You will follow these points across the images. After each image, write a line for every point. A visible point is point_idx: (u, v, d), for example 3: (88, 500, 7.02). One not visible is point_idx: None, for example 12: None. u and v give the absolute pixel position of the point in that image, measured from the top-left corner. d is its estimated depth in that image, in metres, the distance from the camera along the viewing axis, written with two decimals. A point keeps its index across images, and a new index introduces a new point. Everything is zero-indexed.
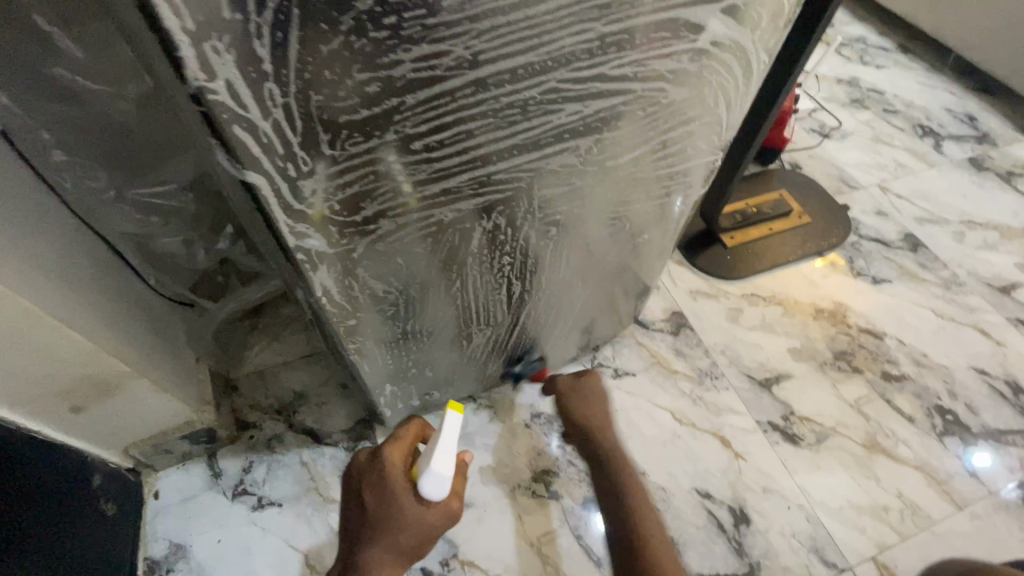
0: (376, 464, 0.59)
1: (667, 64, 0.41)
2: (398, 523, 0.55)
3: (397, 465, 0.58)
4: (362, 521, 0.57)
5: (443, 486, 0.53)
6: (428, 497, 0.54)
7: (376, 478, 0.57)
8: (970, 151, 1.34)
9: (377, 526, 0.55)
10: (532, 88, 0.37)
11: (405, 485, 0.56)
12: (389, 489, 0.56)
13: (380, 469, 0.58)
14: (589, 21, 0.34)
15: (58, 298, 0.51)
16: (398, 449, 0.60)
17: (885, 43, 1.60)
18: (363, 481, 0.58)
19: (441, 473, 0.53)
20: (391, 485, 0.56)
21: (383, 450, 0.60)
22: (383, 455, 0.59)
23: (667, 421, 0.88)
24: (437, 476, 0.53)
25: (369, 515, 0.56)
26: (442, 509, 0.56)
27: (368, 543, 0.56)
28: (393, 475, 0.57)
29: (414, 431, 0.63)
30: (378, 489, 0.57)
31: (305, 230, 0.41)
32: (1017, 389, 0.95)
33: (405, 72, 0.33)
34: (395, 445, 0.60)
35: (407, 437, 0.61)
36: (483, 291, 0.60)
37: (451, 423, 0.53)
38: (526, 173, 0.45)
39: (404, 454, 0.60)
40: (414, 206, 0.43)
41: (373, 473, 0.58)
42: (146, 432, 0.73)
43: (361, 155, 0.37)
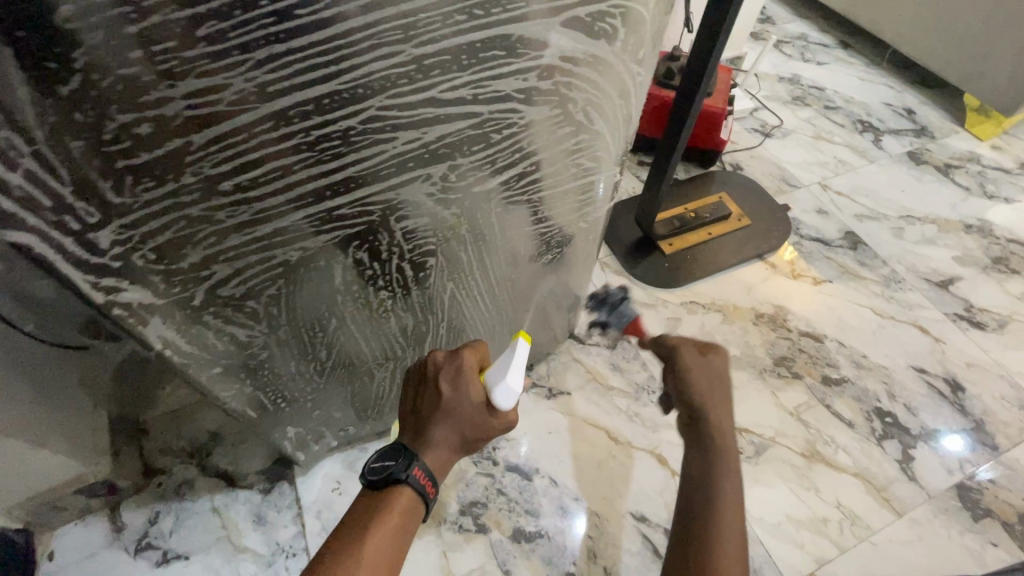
0: (450, 362, 0.51)
1: (512, 83, 0.38)
2: (470, 417, 0.49)
3: (473, 364, 0.51)
4: (431, 404, 0.49)
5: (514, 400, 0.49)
6: (499, 409, 0.48)
7: (451, 373, 0.50)
8: (909, 145, 1.34)
9: (446, 416, 0.48)
10: (348, 117, 0.33)
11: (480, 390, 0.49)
12: (463, 384, 0.49)
13: (458, 365, 0.50)
14: (394, 43, 0.31)
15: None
16: (475, 350, 0.53)
17: (826, 39, 1.60)
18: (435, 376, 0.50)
19: (517, 383, 0.48)
20: (464, 383, 0.49)
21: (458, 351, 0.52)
22: (462, 355, 0.51)
23: (601, 441, 0.85)
24: (510, 385, 0.48)
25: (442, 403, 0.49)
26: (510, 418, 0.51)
27: (430, 429, 0.48)
28: (471, 372, 0.50)
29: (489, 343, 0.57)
30: (451, 383, 0.49)
31: (116, 284, 0.36)
32: (956, 387, 0.94)
33: (179, 109, 0.29)
34: (472, 348, 0.53)
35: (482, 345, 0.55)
36: (372, 325, 0.56)
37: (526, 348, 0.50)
38: (377, 206, 0.41)
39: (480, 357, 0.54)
40: (249, 248, 0.39)
41: (447, 366, 0.51)
42: (34, 488, 0.68)
43: (160, 200, 0.33)
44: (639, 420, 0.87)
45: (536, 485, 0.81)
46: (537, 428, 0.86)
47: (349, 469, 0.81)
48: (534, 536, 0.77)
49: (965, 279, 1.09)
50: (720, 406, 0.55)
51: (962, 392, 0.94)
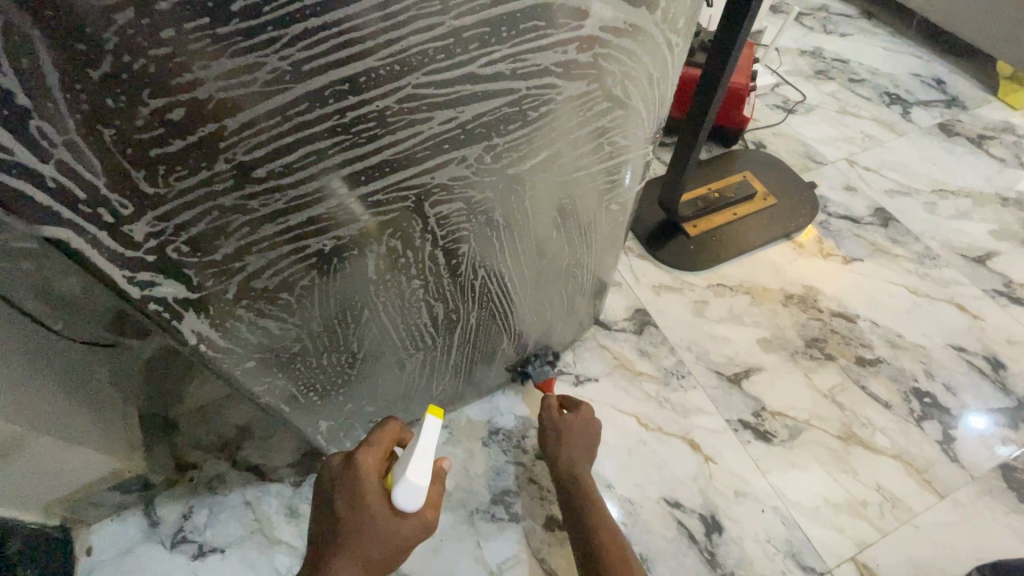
0: (351, 469, 0.53)
1: (551, 56, 0.36)
2: (373, 533, 0.50)
3: (372, 472, 0.52)
4: (338, 517, 0.51)
5: (418, 496, 0.49)
6: (405, 508, 0.49)
7: (351, 485, 0.52)
8: (940, 117, 1.29)
9: (351, 529, 0.50)
10: (383, 97, 0.32)
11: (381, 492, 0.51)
12: (362, 498, 0.51)
13: (355, 475, 0.52)
14: (433, 14, 0.29)
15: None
16: (374, 454, 0.54)
17: (848, 9, 1.54)
18: (336, 488, 0.53)
19: (418, 483, 0.49)
20: (366, 495, 0.51)
21: (357, 455, 0.54)
22: (358, 460, 0.53)
23: (630, 427, 0.83)
24: (412, 484, 0.49)
25: (341, 523, 0.50)
26: (419, 520, 0.51)
27: (338, 542, 0.50)
28: (368, 481, 0.51)
29: (395, 433, 0.57)
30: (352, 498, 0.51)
31: (151, 278, 0.36)
32: (997, 364, 0.91)
33: (212, 92, 0.28)
34: (370, 451, 0.54)
35: (384, 441, 0.56)
36: (401, 315, 0.55)
37: (430, 439, 0.50)
38: (410, 192, 0.40)
39: (382, 458, 0.55)
40: (281, 238, 0.38)
41: (344, 479, 0.52)
42: (74, 486, 0.68)
43: (194, 190, 0.32)
44: (669, 406, 0.86)
45: None
46: None
47: None
48: None
49: (1003, 254, 1.05)
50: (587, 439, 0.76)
51: (1003, 370, 0.91)
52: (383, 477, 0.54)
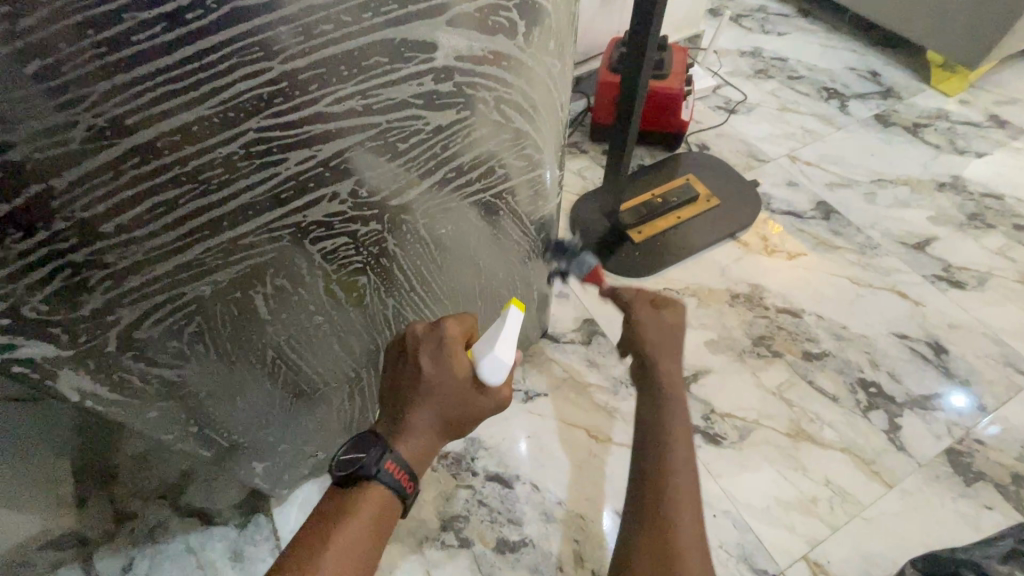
0: (436, 336, 0.49)
1: (406, 90, 0.36)
2: (453, 391, 0.47)
3: (460, 340, 0.49)
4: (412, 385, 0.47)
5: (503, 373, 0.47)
6: (489, 380, 0.47)
7: (436, 346, 0.47)
8: (876, 108, 1.32)
9: (426, 396, 0.46)
10: (224, 144, 0.32)
11: (466, 363, 0.47)
12: (448, 359, 0.47)
13: (441, 338, 0.48)
14: (257, 59, 0.29)
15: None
16: (458, 322, 0.50)
17: (785, 8, 1.58)
18: (420, 348, 0.48)
19: (504, 360, 0.46)
20: (450, 356, 0.47)
21: (440, 322, 0.50)
22: (445, 326, 0.49)
23: (581, 441, 0.83)
24: (500, 359, 0.46)
25: (425, 378, 0.46)
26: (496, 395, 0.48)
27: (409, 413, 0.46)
28: (455, 345, 0.48)
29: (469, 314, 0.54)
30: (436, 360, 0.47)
31: (10, 340, 0.35)
32: (939, 349, 0.92)
33: (27, 154, 0.27)
34: (456, 320, 0.51)
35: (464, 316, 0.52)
36: (314, 351, 0.54)
37: (514, 321, 0.48)
38: (284, 231, 0.39)
39: (466, 331, 0.51)
40: (153, 288, 0.38)
41: (427, 339, 0.48)
42: (14, 539, 0.68)
43: (37, 250, 0.31)
44: (618, 415, 0.86)
45: (518, 493, 0.79)
46: (514, 434, 0.84)
47: None
48: (518, 546, 0.75)
49: (942, 239, 1.07)
50: (677, 383, 0.58)
51: (946, 354, 0.92)
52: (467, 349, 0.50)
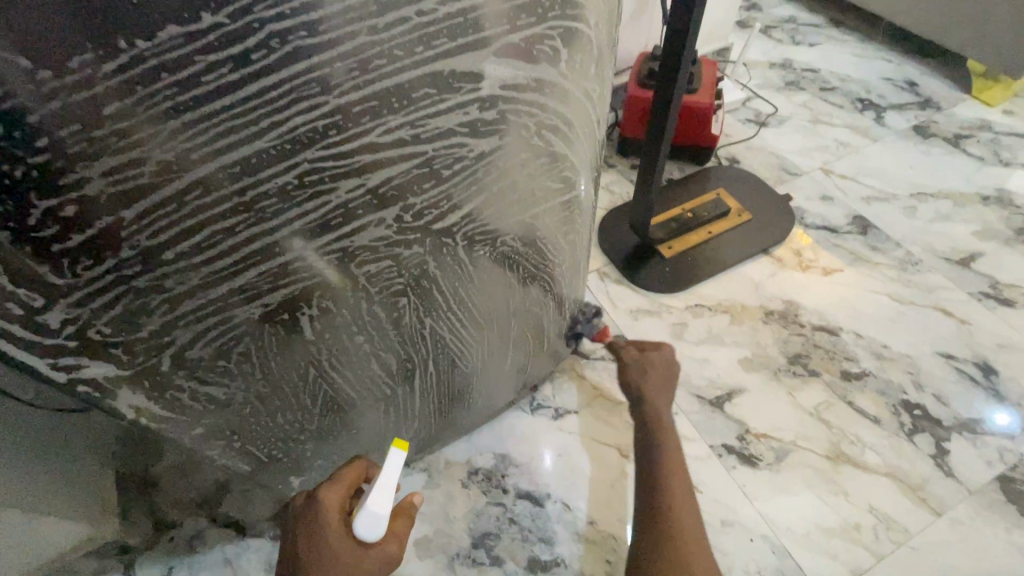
0: (313, 507, 0.51)
1: (453, 118, 0.37)
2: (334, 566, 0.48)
3: (334, 507, 0.51)
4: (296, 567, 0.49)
5: (380, 528, 0.48)
6: (368, 539, 0.48)
7: (313, 520, 0.50)
8: (914, 119, 1.29)
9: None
10: (280, 174, 0.33)
11: (341, 529, 0.49)
12: (320, 534, 0.49)
13: (315, 512, 0.51)
14: (315, 95, 0.30)
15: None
16: (336, 489, 0.53)
17: (815, 19, 1.56)
18: (297, 529, 0.51)
19: (378, 514, 0.48)
20: (325, 526, 0.49)
21: (317, 491, 0.52)
22: (319, 496, 0.52)
23: (612, 459, 0.82)
24: (373, 516, 0.48)
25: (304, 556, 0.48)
26: (380, 552, 0.49)
27: None
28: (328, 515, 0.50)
29: (360, 470, 0.56)
30: (311, 535, 0.49)
31: (74, 361, 0.36)
32: (988, 370, 0.89)
33: (101, 188, 0.29)
34: (334, 485, 0.53)
35: (348, 475, 0.54)
36: (352, 369, 0.55)
37: (391, 472, 0.49)
38: (331, 256, 0.40)
39: (348, 492, 0.53)
40: (206, 312, 0.39)
41: (306, 514, 0.51)
42: (45, 554, 0.68)
43: (104, 276, 0.33)
44: None
45: (549, 511, 0.78)
46: (544, 452, 0.83)
47: None
48: (550, 566, 0.74)
49: (987, 254, 1.03)
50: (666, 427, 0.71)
51: (996, 375, 0.88)
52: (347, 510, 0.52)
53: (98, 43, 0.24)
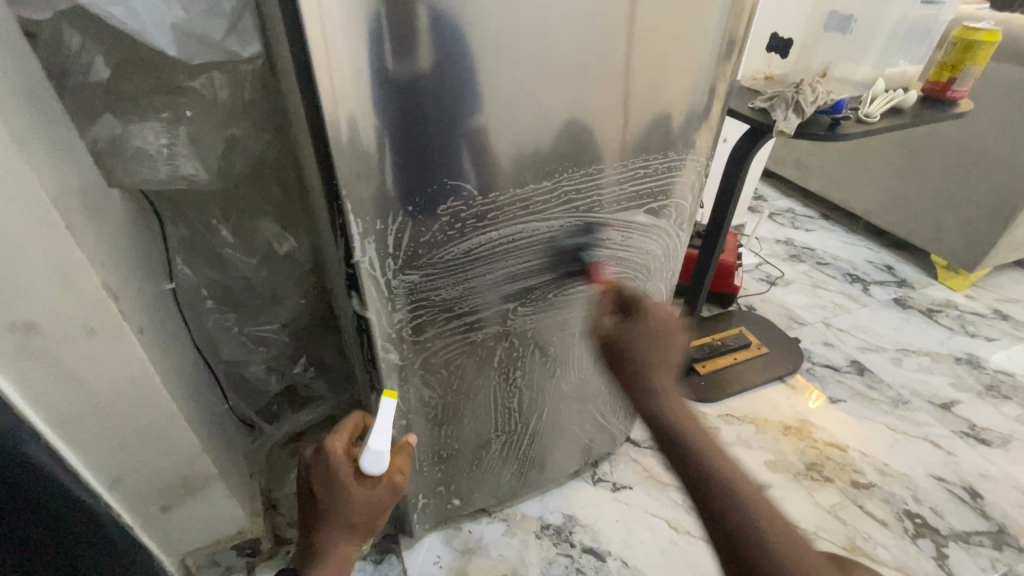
0: (323, 457, 0.64)
1: (613, 240, 0.69)
2: (355, 502, 0.63)
3: (340, 456, 0.63)
4: (319, 503, 0.64)
5: (384, 462, 0.60)
6: (372, 470, 0.60)
7: (325, 469, 0.63)
8: (894, 293, 1.62)
9: (329, 508, 0.63)
10: (531, 256, 0.63)
11: (350, 469, 0.63)
12: (335, 476, 0.63)
13: (326, 461, 0.63)
14: (563, 219, 0.62)
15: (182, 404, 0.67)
16: (339, 441, 0.65)
17: (810, 212, 2.00)
18: (312, 474, 0.64)
19: (381, 451, 0.59)
20: (335, 471, 0.63)
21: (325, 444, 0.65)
22: (326, 448, 0.64)
23: (662, 529, 0.98)
24: (375, 452, 0.59)
25: (322, 496, 0.63)
26: (387, 484, 0.64)
27: (323, 521, 0.64)
28: (337, 464, 0.63)
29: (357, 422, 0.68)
30: (325, 479, 0.63)
31: (389, 347, 0.62)
32: (975, 494, 1.06)
33: (462, 250, 0.58)
34: (337, 435, 0.65)
35: (347, 430, 0.66)
36: (498, 400, 0.79)
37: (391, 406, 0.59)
38: (530, 308, 0.69)
39: (349, 441, 0.66)
40: (458, 332, 0.66)
41: (318, 463, 0.64)
42: (208, 537, 0.82)
43: (430, 297, 0.60)
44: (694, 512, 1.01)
45: (610, 566, 0.92)
46: (605, 517, 0.99)
47: (446, 544, 0.94)
48: None
49: (964, 402, 1.26)
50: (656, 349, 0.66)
51: (981, 499, 1.05)
52: (351, 455, 0.65)
53: (502, 190, 0.56)
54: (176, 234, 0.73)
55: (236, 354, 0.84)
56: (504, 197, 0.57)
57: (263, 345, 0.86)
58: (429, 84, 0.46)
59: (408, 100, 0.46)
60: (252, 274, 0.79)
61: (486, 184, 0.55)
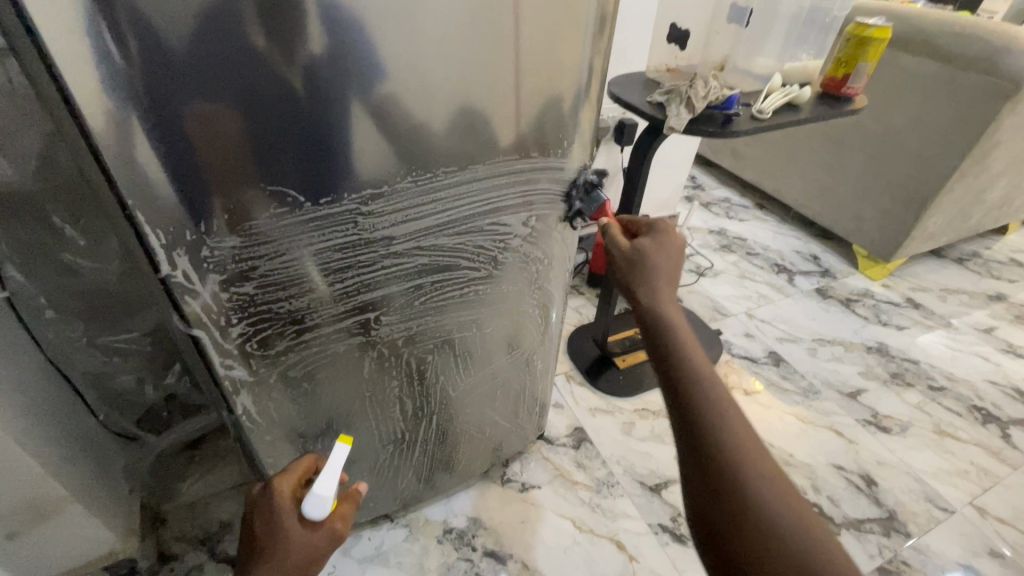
0: (265, 496, 0.61)
1: (488, 243, 0.65)
2: (297, 547, 0.58)
3: (285, 495, 0.61)
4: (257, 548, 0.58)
5: (324, 509, 0.58)
6: (316, 514, 0.57)
7: (266, 507, 0.60)
8: (817, 283, 1.65)
9: (265, 554, 0.57)
10: (390, 261, 0.59)
11: (293, 512, 0.59)
12: (276, 514, 0.59)
13: (269, 499, 0.60)
14: (423, 224, 0.59)
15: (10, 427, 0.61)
16: (288, 479, 0.63)
17: (745, 201, 2.02)
18: (253, 515, 0.60)
19: (325, 492, 0.58)
20: (278, 509, 0.59)
21: (272, 481, 0.62)
22: (273, 484, 0.62)
23: (567, 528, 0.97)
24: (319, 496, 0.57)
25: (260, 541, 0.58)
26: (328, 530, 0.59)
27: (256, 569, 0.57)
28: (281, 501, 0.60)
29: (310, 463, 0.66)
30: (267, 521, 0.59)
31: (232, 363, 0.58)
32: (870, 481, 1.10)
33: (302, 259, 0.54)
34: (288, 475, 0.63)
35: (298, 469, 0.65)
36: (381, 408, 0.76)
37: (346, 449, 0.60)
38: (399, 314, 0.66)
39: (298, 482, 0.64)
40: (316, 342, 0.62)
41: (262, 502, 0.60)
42: (73, 561, 0.77)
43: (271, 308, 0.56)
44: (600, 510, 1.01)
45: (510, 569, 0.91)
46: (511, 518, 0.98)
47: (345, 554, 0.91)
48: None
49: (870, 390, 1.31)
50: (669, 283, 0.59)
51: (876, 486, 1.09)
52: (297, 496, 0.62)
53: (340, 195, 0.51)
54: (7, 240, 0.67)
55: (96, 365, 0.82)
56: (342, 203, 0.52)
57: (125, 356, 0.84)
58: (214, 76, 0.40)
59: (192, 96, 0.40)
60: (100, 283, 0.76)
61: (317, 189, 0.50)
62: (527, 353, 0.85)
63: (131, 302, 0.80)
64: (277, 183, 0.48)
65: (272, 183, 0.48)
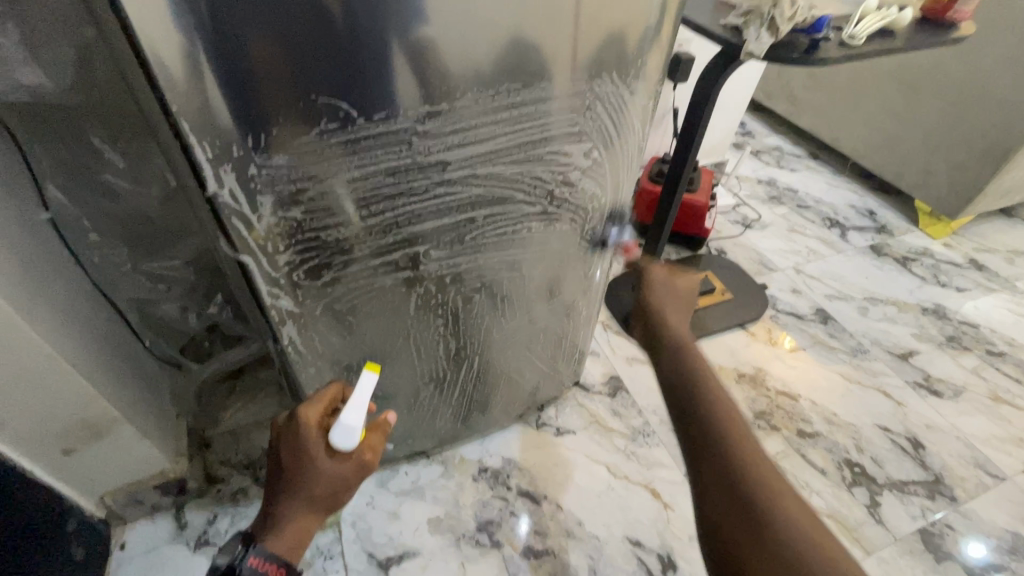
0: (292, 425, 0.60)
1: (546, 175, 0.60)
2: (325, 476, 0.57)
3: (312, 425, 0.59)
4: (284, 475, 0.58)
5: (352, 440, 0.56)
6: (342, 445, 0.56)
7: (293, 436, 0.58)
8: (872, 240, 1.56)
9: (293, 480, 0.57)
10: (442, 190, 0.55)
11: (321, 442, 0.58)
12: (301, 443, 0.57)
13: (296, 429, 0.59)
14: (479, 151, 0.54)
15: (61, 348, 0.61)
16: (314, 409, 0.61)
17: (798, 150, 1.89)
18: (280, 443, 0.59)
19: (352, 423, 0.56)
20: (303, 439, 0.58)
21: (298, 411, 0.60)
22: (298, 414, 0.60)
23: (602, 473, 0.97)
24: (346, 427, 0.55)
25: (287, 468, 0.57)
26: (355, 461, 0.58)
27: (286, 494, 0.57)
28: (308, 431, 0.58)
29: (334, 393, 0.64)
30: (293, 449, 0.58)
31: (279, 292, 0.56)
32: (917, 444, 1.06)
33: (352, 183, 0.50)
34: (314, 404, 0.61)
35: (325, 398, 0.63)
36: (423, 346, 0.74)
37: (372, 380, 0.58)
38: (447, 249, 0.62)
39: (323, 411, 0.62)
40: (362, 274, 0.59)
41: (288, 431, 0.59)
42: (127, 478, 0.79)
43: (319, 236, 0.53)
44: (634, 458, 1.00)
45: (544, 509, 0.92)
46: (545, 461, 0.98)
47: (382, 486, 0.93)
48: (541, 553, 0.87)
49: (924, 353, 1.24)
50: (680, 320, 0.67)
51: (923, 449, 1.06)
52: (324, 426, 0.60)
53: (395, 113, 0.47)
54: (48, 157, 0.66)
55: (139, 292, 0.82)
56: (395, 121, 0.47)
57: (169, 285, 0.84)
58: None
59: None
60: (139, 208, 0.75)
61: (371, 104, 0.45)
62: (572, 297, 0.82)
63: (170, 228, 0.79)
64: (330, 96, 0.43)
65: (324, 96, 0.43)
